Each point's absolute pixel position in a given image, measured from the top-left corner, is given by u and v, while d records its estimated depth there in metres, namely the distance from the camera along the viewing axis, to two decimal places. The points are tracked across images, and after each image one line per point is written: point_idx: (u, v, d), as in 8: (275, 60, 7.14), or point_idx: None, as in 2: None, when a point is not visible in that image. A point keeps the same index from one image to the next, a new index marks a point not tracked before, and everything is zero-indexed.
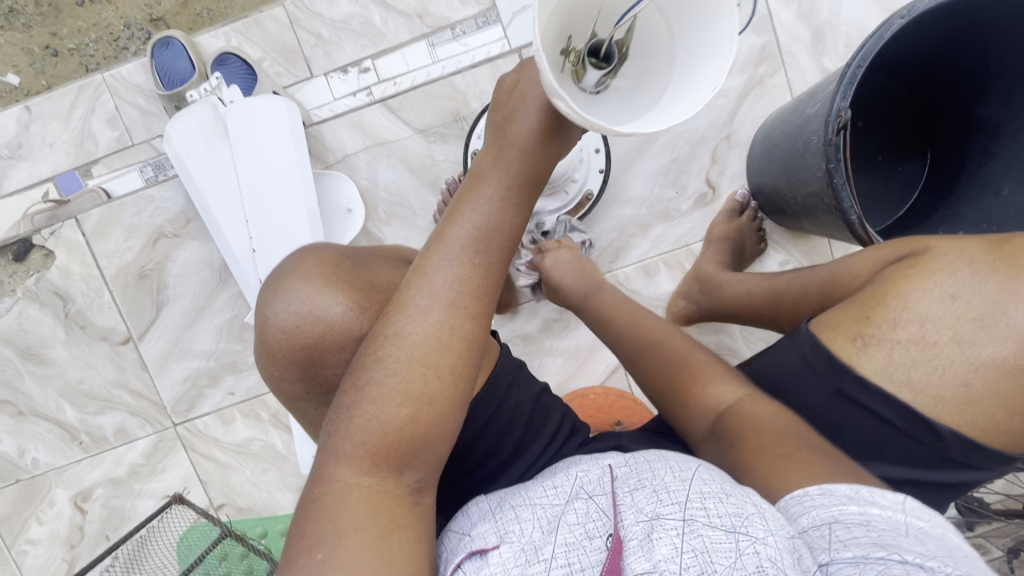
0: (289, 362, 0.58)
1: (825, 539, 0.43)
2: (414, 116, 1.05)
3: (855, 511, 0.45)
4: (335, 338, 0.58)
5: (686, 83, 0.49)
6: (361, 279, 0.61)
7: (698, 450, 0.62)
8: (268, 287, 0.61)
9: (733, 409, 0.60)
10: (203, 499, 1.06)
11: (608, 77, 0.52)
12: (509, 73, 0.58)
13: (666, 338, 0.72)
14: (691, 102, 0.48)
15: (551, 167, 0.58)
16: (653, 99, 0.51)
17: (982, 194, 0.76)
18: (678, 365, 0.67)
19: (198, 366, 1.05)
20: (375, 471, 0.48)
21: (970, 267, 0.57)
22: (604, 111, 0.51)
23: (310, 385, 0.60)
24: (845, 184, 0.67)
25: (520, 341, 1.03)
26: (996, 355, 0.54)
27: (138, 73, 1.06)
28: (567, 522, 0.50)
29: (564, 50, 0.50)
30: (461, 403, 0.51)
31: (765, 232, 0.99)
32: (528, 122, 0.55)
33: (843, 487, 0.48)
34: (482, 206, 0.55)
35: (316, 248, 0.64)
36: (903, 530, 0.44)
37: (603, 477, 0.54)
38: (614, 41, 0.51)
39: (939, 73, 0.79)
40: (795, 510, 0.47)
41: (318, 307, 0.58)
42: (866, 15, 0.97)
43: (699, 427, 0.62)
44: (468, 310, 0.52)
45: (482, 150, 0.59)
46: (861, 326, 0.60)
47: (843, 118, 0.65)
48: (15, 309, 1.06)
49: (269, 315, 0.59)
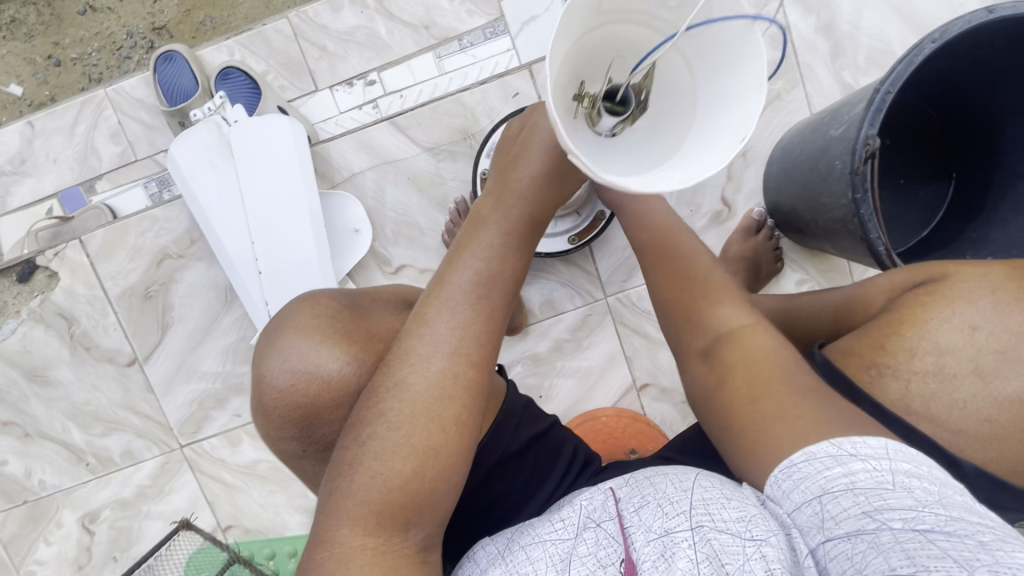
0: (287, 419, 0.57)
1: (816, 516, 0.40)
2: (421, 133, 1.03)
3: (840, 475, 0.41)
4: (335, 393, 0.56)
5: (709, 132, 0.46)
6: (358, 328, 0.59)
7: (684, 367, 0.58)
8: (263, 343, 0.60)
9: (732, 332, 0.55)
10: (210, 521, 1.05)
11: (626, 122, 0.50)
12: (515, 121, 0.60)
13: (683, 248, 0.64)
14: (716, 153, 0.44)
15: (552, 210, 0.58)
16: (672, 147, 0.48)
17: (1012, 218, 0.73)
18: (688, 275, 0.61)
19: (204, 387, 1.03)
20: (380, 530, 0.46)
21: (992, 296, 0.54)
22: (617, 161, 0.49)
23: (306, 442, 0.58)
24: (872, 215, 0.65)
25: (531, 362, 1.02)
26: (1019, 391, 0.52)
27: (140, 88, 1.04)
28: (579, 555, 0.49)
29: (576, 95, 0.48)
30: (467, 453, 0.50)
31: (782, 251, 0.97)
32: (530, 167, 0.56)
33: (823, 446, 0.43)
34: (483, 252, 0.54)
35: (314, 297, 0.62)
36: (890, 483, 0.39)
37: (607, 501, 0.54)
38: (632, 84, 0.49)
39: (966, 93, 0.76)
40: (782, 490, 0.44)
41: (315, 362, 0.56)
42: (888, 27, 0.94)
43: (692, 343, 0.58)
44: (472, 357, 0.51)
45: (483, 198, 0.59)
46: (878, 355, 0.57)
47: (871, 146, 0.63)
48: (20, 329, 1.05)
49: (264, 372, 0.57)
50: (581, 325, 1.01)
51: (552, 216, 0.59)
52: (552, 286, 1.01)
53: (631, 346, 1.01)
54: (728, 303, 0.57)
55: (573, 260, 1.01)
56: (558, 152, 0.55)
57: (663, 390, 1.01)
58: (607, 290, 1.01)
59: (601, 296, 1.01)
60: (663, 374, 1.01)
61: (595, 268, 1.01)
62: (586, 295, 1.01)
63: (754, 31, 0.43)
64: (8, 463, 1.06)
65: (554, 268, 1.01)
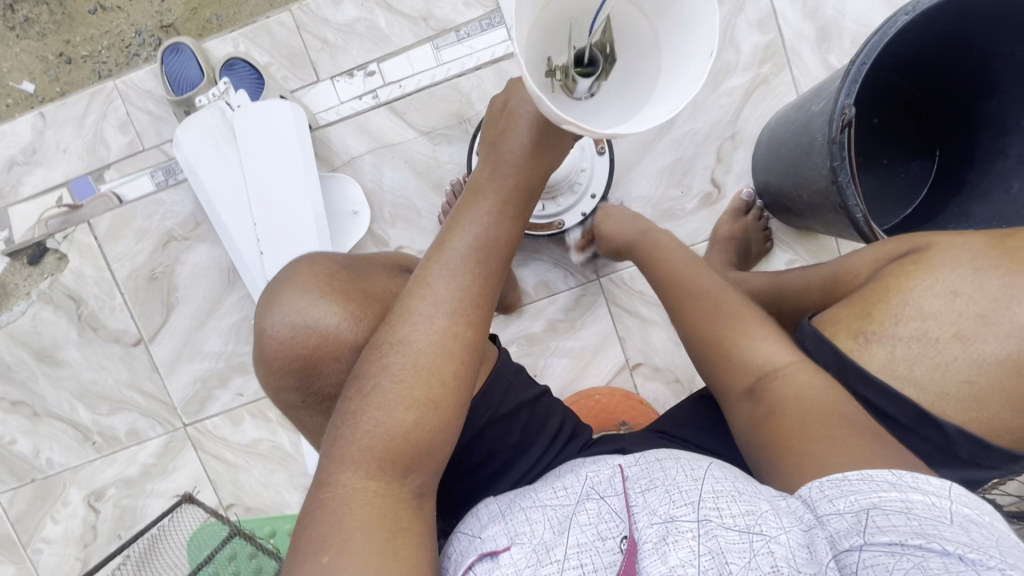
0: (287, 372, 0.59)
1: (858, 523, 0.41)
2: (419, 119, 1.06)
3: (896, 497, 0.42)
4: (334, 348, 0.58)
5: (679, 53, 0.50)
6: (357, 289, 0.61)
7: (730, 406, 0.61)
8: (266, 298, 0.62)
9: (777, 369, 0.58)
10: (212, 499, 1.07)
11: (601, 80, 0.54)
12: (499, 96, 0.64)
13: (720, 296, 0.68)
14: (692, 72, 0.48)
15: (544, 179, 0.61)
16: (650, 86, 0.52)
17: (992, 191, 0.75)
18: (724, 314, 0.65)
19: (207, 367, 1.06)
20: (380, 475, 0.48)
21: (972, 263, 0.56)
22: (602, 117, 0.53)
23: (304, 394, 0.60)
24: (850, 182, 0.67)
25: (525, 342, 1.04)
26: (1000, 353, 0.53)
27: (148, 79, 1.08)
28: (579, 523, 0.50)
29: (548, 71, 0.53)
30: (463, 407, 0.52)
31: (771, 231, 0.98)
32: (521, 139, 0.59)
33: (883, 473, 0.44)
34: (480, 218, 0.57)
35: (315, 258, 0.64)
36: (948, 519, 0.40)
37: (614, 478, 0.55)
38: (595, 44, 0.52)
39: (945, 73, 0.79)
40: (823, 493, 0.45)
41: (315, 317, 0.58)
42: (872, 12, 0.97)
43: (738, 383, 0.60)
44: (469, 319, 0.53)
45: (478, 167, 0.61)
46: (863, 322, 0.59)
47: (848, 116, 0.65)
48: (29, 312, 1.08)
49: (267, 325, 0.59)
50: (574, 305, 1.04)
51: (542, 186, 0.62)
52: (545, 267, 1.04)
53: (624, 325, 1.03)
54: (769, 343, 0.61)
55: (565, 242, 1.03)
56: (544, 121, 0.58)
57: (656, 369, 1.03)
58: (600, 271, 1.03)
59: (594, 277, 1.03)
60: (656, 353, 1.03)
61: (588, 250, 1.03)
62: (579, 276, 1.03)
63: None
64: (17, 442, 1.09)
65: (546, 249, 1.03)
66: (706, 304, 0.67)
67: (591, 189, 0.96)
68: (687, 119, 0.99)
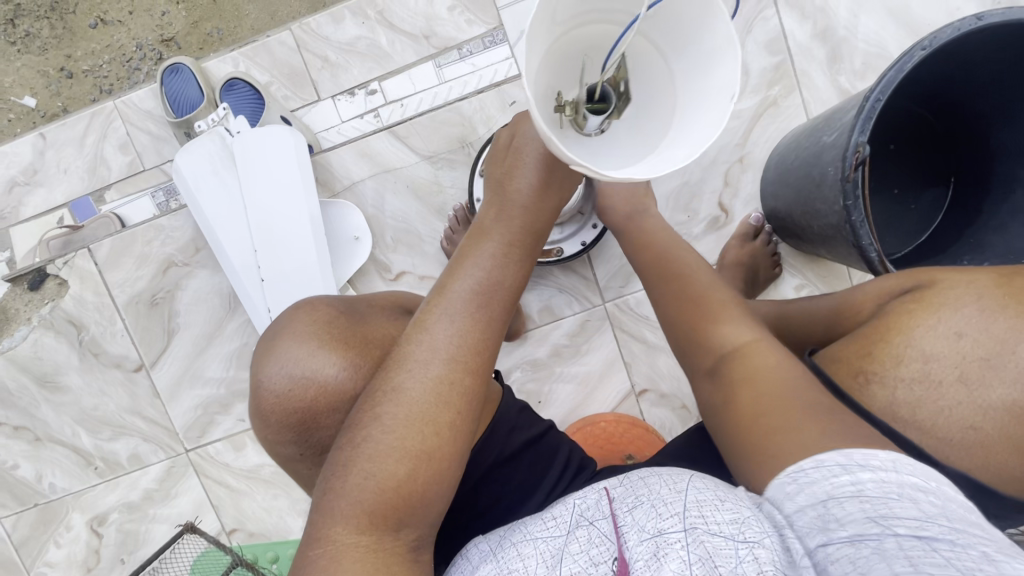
0: (283, 424, 0.58)
1: (819, 518, 0.40)
2: (420, 142, 1.04)
3: (847, 482, 0.41)
4: (331, 398, 0.57)
5: (697, 90, 0.48)
6: (357, 335, 0.60)
7: (695, 383, 0.64)
8: (263, 346, 0.61)
9: (734, 350, 0.59)
10: (215, 525, 1.06)
11: (613, 117, 0.52)
12: (504, 132, 0.62)
13: (694, 278, 0.69)
14: (712, 112, 0.46)
15: (552, 220, 0.60)
16: (665, 125, 0.50)
17: (1010, 223, 0.72)
18: (696, 297, 0.67)
19: (209, 393, 1.05)
20: (373, 530, 0.46)
21: (978, 303, 0.54)
22: (613, 157, 0.51)
23: (301, 446, 0.59)
24: (864, 222, 0.65)
25: (530, 368, 1.02)
26: (1005, 398, 0.50)
27: (148, 100, 1.07)
28: (571, 553, 0.48)
29: (558, 107, 0.51)
30: (461, 457, 0.50)
31: (779, 256, 0.96)
32: (527, 177, 0.57)
33: (833, 457, 0.44)
34: (482, 261, 0.55)
35: (313, 303, 0.63)
36: (897, 493, 0.39)
37: (601, 501, 0.53)
38: (608, 81, 0.50)
39: (959, 99, 0.77)
40: (785, 492, 0.44)
41: (312, 368, 0.57)
42: (884, 32, 0.94)
43: (701, 363, 0.63)
44: (468, 365, 0.51)
45: (483, 207, 0.60)
46: (864, 362, 0.57)
47: (861, 154, 0.63)
48: (30, 336, 1.07)
49: (262, 377, 0.58)
50: (579, 331, 1.02)
51: (550, 228, 0.60)
52: (549, 291, 1.02)
53: (629, 351, 1.02)
54: (734, 325, 0.62)
55: (569, 265, 1.02)
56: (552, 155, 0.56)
57: (662, 396, 1.01)
58: (605, 296, 1.02)
59: (599, 302, 1.02)
60: (662, 380, 1.01)
61: (592, 275, 1.02)
62: (583, 300, 1.02)
63: None
64: (19, 466, 1.09)
65: (549, 273, 1.02)
66: (678, 285, 0.69)
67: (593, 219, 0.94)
68: None
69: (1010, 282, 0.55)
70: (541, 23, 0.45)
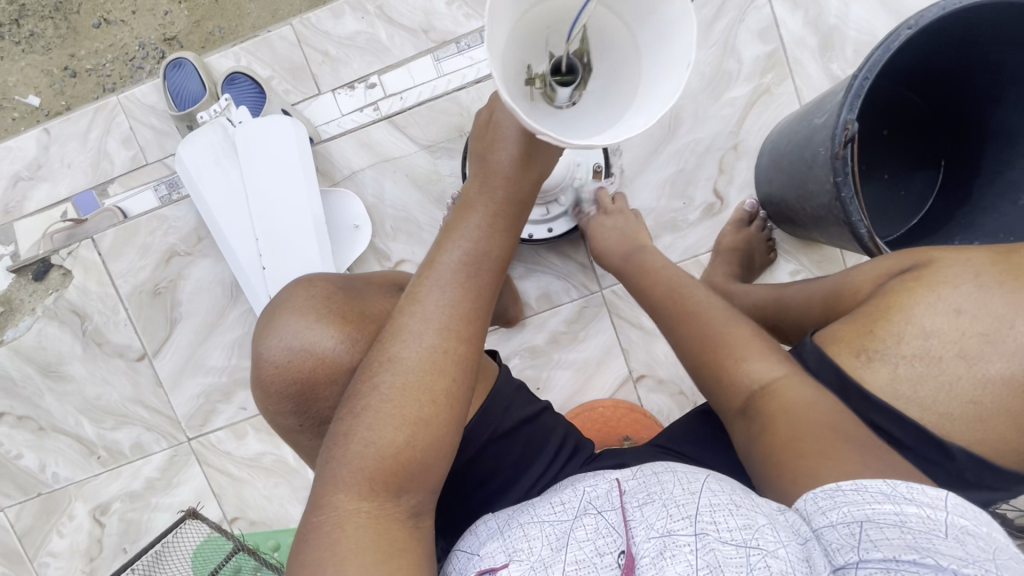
0: (283, 396, 0.59)
1: (853, 537, 0.41)
2: (419, 132, 1.06)
3: (890, 511, 0.42)
4: (329, 370, 0.58)
5: (659, 60, 0.49)
6: (352, 310, 0.61)
7: (726, 421, 0.60)
8: (262, 321, 0.62)
9: (766, 388, 0.56)
10: (216, 513, 1.07)
11: (579, 90, 0.54)
12: (483, 111, 0.62)
13: (706, 311, 0.65)
14: (671, 80, 0.48)
15: (536, 187, 0.60)
16: (632, 93, 0.51)
17: (999, 203, 0.74)
18: (714, 330, 0.62)
19: (211, 382, 1.06)
20: (373, 496, 0.48)
21: (975, 279, 0.55)
22: (583, 125, 0.53)
23: (301, 417, 0.60)
24: (853, 198, 0.66)
25: (528, 354, 1.03)
26: (1003, 371, 0.52)
27: (151, 95, 1.09)
28: (577, 539, 0.49)
29: (528, 80, 0.53)
30: (457, 425, 0.51)
31: (774, 242, 0.98)
32: (509, 148, 0.57)
33: (876, 482, 0.44)
34: (470, 233, 0.56)
35: (309, 280, 0.64)
36: (943, 532, 0.40)
37: (611, 492, 0.54)
38: (572, 53, 0.52)
39: (949, 83, 0.78)
40: (818, 505, 0.45)
41: (309, 340, 0.58)
42: (874, 21, 0.96)
43: (731, 403, 0.59)
44: (461, 335, 0.52)
45: (469, 180, 0.60)
46: (865, 340, 0.58)
47: (849, 131, 0.64)
48: (34, 327, 1.08)
49: (262, 350, 0.59)
50: (577, 317, 1.03)
51: (534, 198, 0.60)
52: (547, 278, 1.03)
53: (627, 337, 1.03)
54: (762, 359, 0.58)
55: (566, 253, 1.03)
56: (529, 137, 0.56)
57: (659, 381, 1.02)
58: (602, 283, 1.03)
59: (597, 289, 1.03)
60: (659, 365, 1.02)
61: (590, 262, 1.03)
62: (580, 288, 1.03)
63: None
64: (23, 456, 1.10)
65: (547, 261, 1.03)
66: (694, 324, 0.64)
67: (551, 223, 0.95)
68: (690, 129, 0.98)
69: (1009, 259, 0.55)
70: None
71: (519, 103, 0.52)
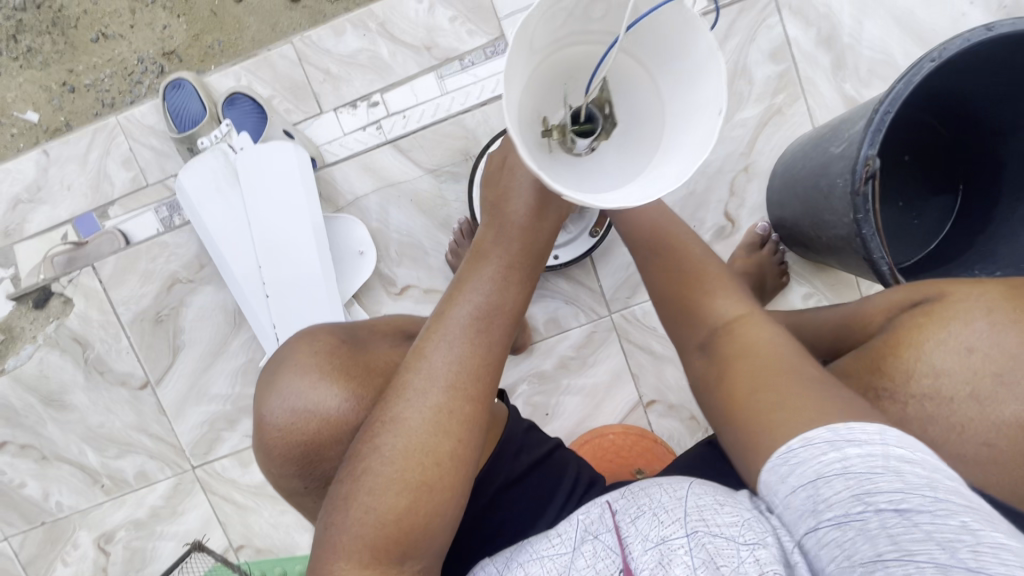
0: (287, 459, 0.57)
1: (808, 501, 0.39)
2: (423, 155, 1.04)
3: (834, 458, 0.39)
4: (335, 431, 0.57)
5: (686, 107, 0.47)
6: (359, 365, 0.60)
7: (685, 357, 0.60)
8: (265, 378, 0.60)
9: (730, 324, 0.56)
10: (222, 542, 1.06)
11: (599, 139, 0.52)
12: (495, 154, 0.61)
13: (690, 254, 0.65)
14: (699, 129, 0.45)
15: (553, 235, 0.58)
16: (657, 141, 0.49)
17: (1020, 231, 0.72)
18: (691, 276, 0.63)
19: (215, 410, 1.05)
20: (376, 565, 0.46)
21: (987, 317, 0.52)
22: (604, 174, 0.51)
23: (307, 479, 0.59)
24: (875, 235, 0.64)
25: (536, 380, 1.02)
26: (1016, 414, 0.49)
27: (150, 115, 1.07)
28: (578, 568, 0.48)
29: (544, 131, 0.51)
30: (463, 486, 0.49)
31: (787, 265, 0.96)
32: (523, 200, 0.55)
33: (821, 433, 0.41)
34: (479, 284, 0.54)
35: (314, 333, 0.62)
36: (884, 465, 0.38)
37: (604, 514, 0.53)
38: (591, 103, 0.51)
39: (968, 106, 0.75)
40: (777, 475, 0.42)
41: (315, 401, 0.57)
42: (888, 39, 0.94)
43: (692, 338, 0.59)
44: (469, 393, 0.50)
45: (481, 230, 0.58)
46: (874, 377, 0.57)
47: (871, 167, 0.63)
48: (36, 354, 1.07)
49: (265, 412, 0.58)
50: (586, 342, 1.01)
51: (550, 247, 0.58)
52: (555, 303, 1.01)
53: (636, 362, 1.01)
54: (725, 296, 0.59)
55: (575, 276, 1.01)
56: (544, 186, 0.55)
57: (670, 406, 1.00)
58: (612, 307, 1.01)
59: (606, 313, 1.01)
60: (670, 390, 1.00)
61: (599, 285, 1.01)
62: (589, 312, 1.01)
63: (688, 12, 0.43)
64: (26, 485, 1.09)
65: (555, 284, 1.01)
66: (670, 259, 0.65)
67: (557, 250, 0.94)
68: None
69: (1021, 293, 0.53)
70: (518, 54, 0.44)
71: (537, 155, 0.50)
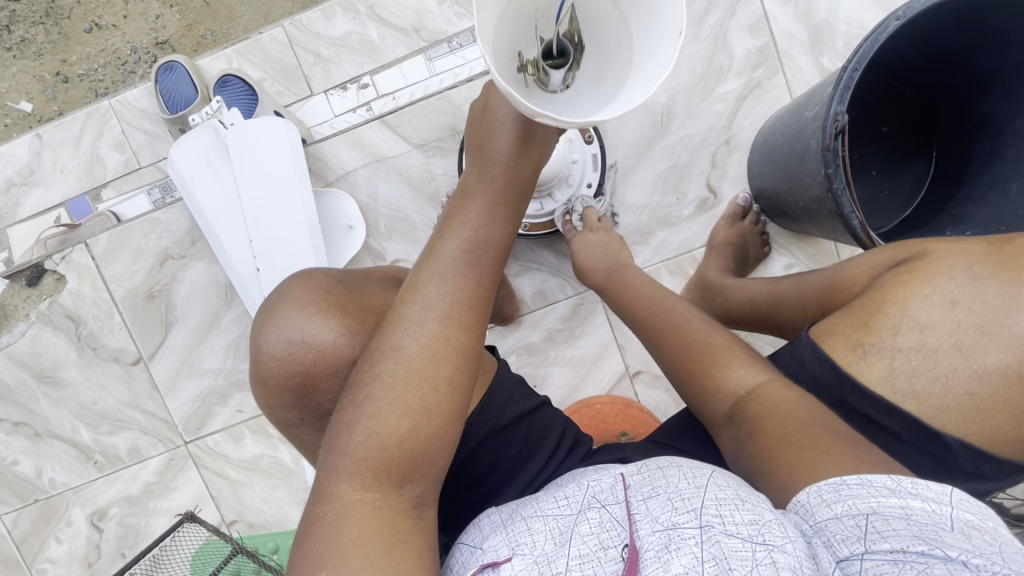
0: (283, 388, 0.59)
1: (858, 528, 0.39)
2: (411, 131, 1.06)
3: (896, 504, 0.40)
4: (330, 363, 0.58)
5: (650, 34, 0.49)
6: (353, 303, 0.61)
7: (715, 432, 0.60)
8: (263, 313, 0.62)
9: (750, 395, 0.57)
10: (215, 516, 1.07)
11: (572, 71, 0.54)
12: (476, 101, 0.62)
13: (691, 326, 0.67)
14: (665, 52, 0.47)
15: (534, 174, 0.60)
16: (626, 70, 0.51)
17: (990, 193, 0.74)
18: (697, 343, 0.64)
19: (207, 385, 1.06)
20: (377, 485, 0.47)
21: (970, 272, 0.53)
22: (580, 108, 0.53)
23: (302, 410, 0.60)
24: (845, 190, 0.66)
25: (525, 352, 1.03)
26: (997, 363, 0.51)
27: (143, 98, 1.08)
28: (580, 533, 0.47)
29: (520, 67, 0.53)
30: (460, 413, 0.51)
31: (768, 236, 0.98)
32: (506, 137, 0.57)
33: (882, 479, 0.43)
34: (469, 221, 0.56)
35: (310, 274, 0.64)
36: (949, 525, 0.39)
37: (615, 486, 0.52)
38: (561, 35, 0.53)
39: (942, 74, 0.78)
40: (824, 498, 0.43)
41: (311, 334, 0.58)
42: (864, 14, 0.96)
43: (717, 412, 0.59)
44: (463, 323, 0.52)
45: (467, 170, 0.60)
46: (861, 334, 0.56)
47: (840, 123, 0.64)
48: (29, 332, 1.08)
49: (262, 344, 0.59)
50: (572, 314, 1.03)
51: (533, 183, 0.61)
52: (542, 276, 1.03)
53: (623, 333, 1.03)
54: (736, 363, 0.60)
55: (561, 250, 1.03)
56: (526, 122, 0.57)
57: (656, 377, 1.02)
58: None
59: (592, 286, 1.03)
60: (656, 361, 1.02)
61: None
62: (576, 285, 1.03)
63: None
64: (19, 463, 1.09)
65: (542, 258, 1.03)
66: (675, 336, 0.67)
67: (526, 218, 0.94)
68: (683, 125, 0.98)
69: (1001, 251, 0.55)
70: None
71: (515, 91, 0.52)
